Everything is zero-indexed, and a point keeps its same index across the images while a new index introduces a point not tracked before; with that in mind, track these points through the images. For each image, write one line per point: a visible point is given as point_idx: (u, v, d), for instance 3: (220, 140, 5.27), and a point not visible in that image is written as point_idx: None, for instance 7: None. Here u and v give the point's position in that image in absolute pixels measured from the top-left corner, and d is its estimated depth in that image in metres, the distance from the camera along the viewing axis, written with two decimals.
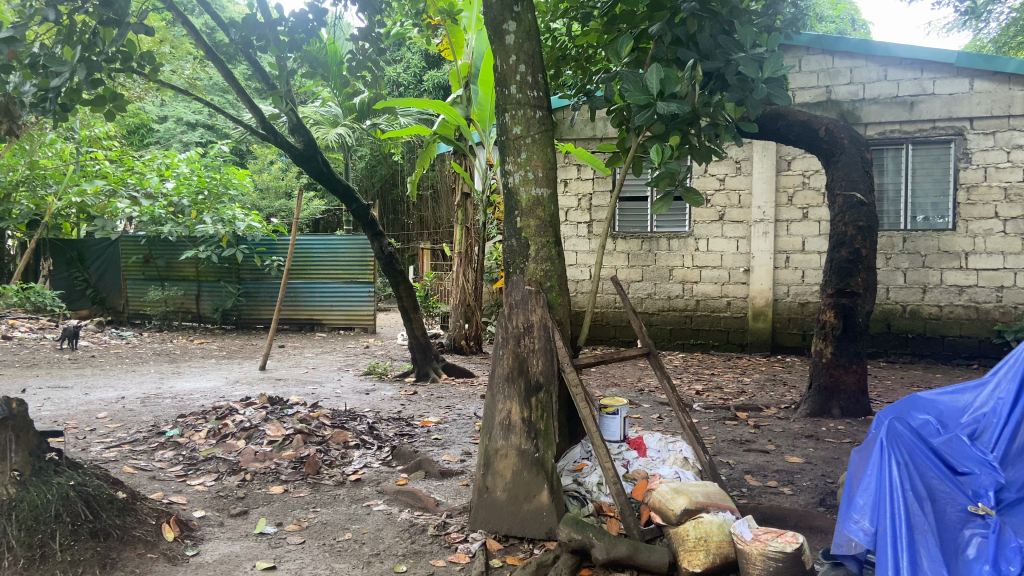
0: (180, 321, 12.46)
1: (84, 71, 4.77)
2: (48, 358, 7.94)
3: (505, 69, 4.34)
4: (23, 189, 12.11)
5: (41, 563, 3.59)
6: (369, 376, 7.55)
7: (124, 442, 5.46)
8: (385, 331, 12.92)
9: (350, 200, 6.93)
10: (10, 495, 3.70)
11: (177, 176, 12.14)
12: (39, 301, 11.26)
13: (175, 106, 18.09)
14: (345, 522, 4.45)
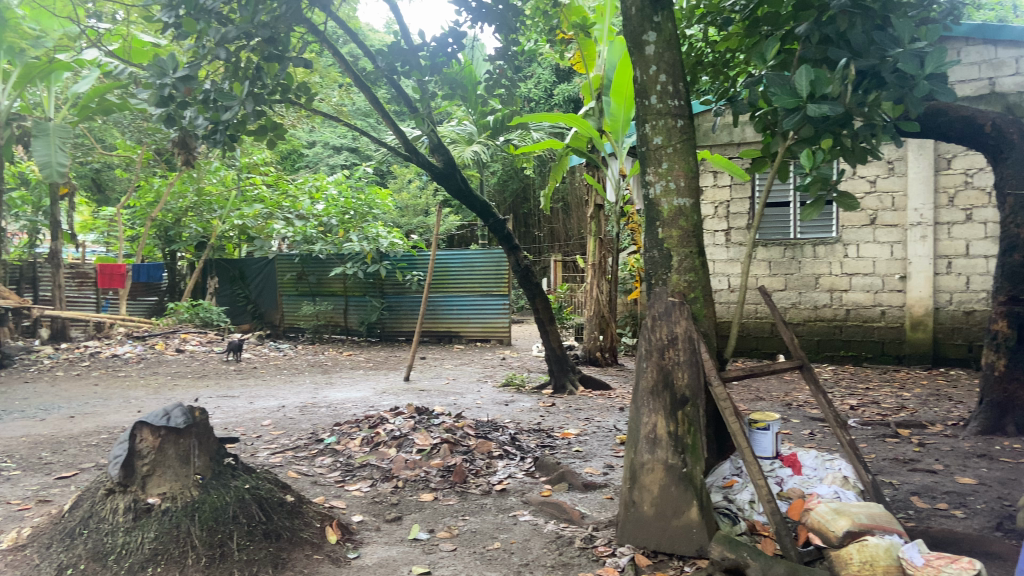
0: (330, 333, 13.07)
1: (252, 104, 5.19)
2: (217, 369, 8.61)
3: (646, 80, 4.32)
4: (192, 214, 13.39)
5: (221, 562, 3.87)
6: (508, 388, 7.67)
7: (288, 448, 5.83)
8: (519, 343, 13.09)
9: (487, 215, 7.07)
10: (194, 497, 4.06)
11: (326, 198, 12.99)
12: (207, 317, 12.13)
13: (322, 132, 19.13)
14: (494, 531, 4.54)
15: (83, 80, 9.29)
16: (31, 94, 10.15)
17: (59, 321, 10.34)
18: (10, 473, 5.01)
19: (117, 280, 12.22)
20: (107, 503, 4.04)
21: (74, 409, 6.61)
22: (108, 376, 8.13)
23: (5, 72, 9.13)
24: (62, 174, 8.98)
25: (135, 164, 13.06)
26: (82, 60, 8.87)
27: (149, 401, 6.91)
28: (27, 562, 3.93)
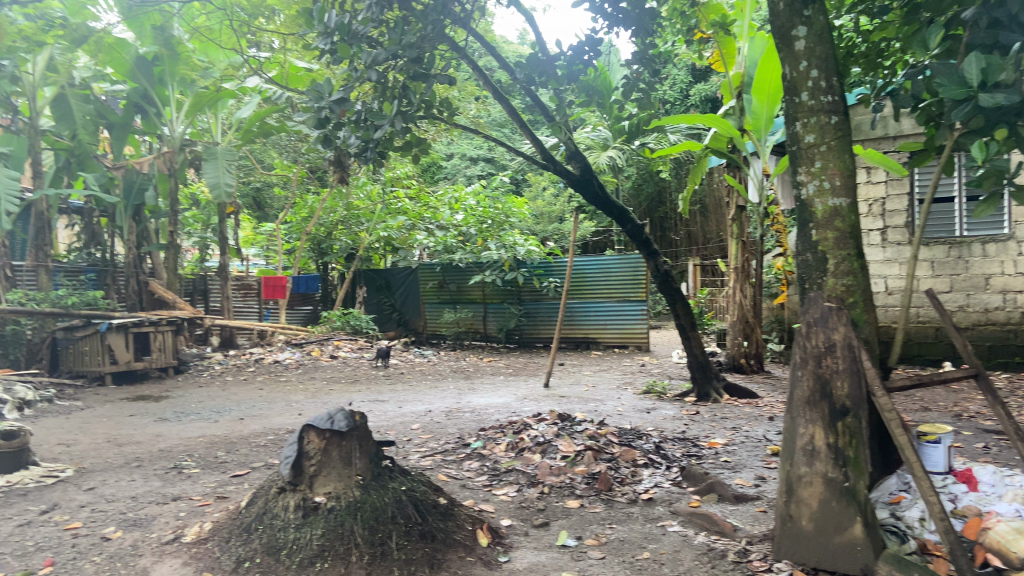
0: (470, 340, 13.37)
1: (401, 122, 5.40)
2: (368, 375, 9.05)
3: (796, 77, 4.14)
4: (342, 227, 14.18)
5: (382, 560, 4.06)
6: (648, 395, 7.57)
7: (437, 452, 6.04)
8: (658, 348, 12.89)
9: (624, 220, 7.01)
10: (356, 497, 4.29)
11: (465, 208, 13.42)
12: (357, 325, 12.76)
13: (458, 143, 19.66)
14: (642, 540, 4.48)
15: (246, 106, 10.05)
16: (200, 121, 11.11)
17: (227, 330, 11.25)
18: (191, 470, 5.48)
19: (278, 291, 13.05)
20: (279, 500, 4.33)
21: (243, 411, 7.15)
22: (271, 381, 8.74)
23: (178, 102, 10.00)
24: (229, 195, 9.78)
25: (290, 182, 13.99)
26: (245, 88, 9.59)
27: (308, 405, 7.36)
28: (210, 554, 4.24)
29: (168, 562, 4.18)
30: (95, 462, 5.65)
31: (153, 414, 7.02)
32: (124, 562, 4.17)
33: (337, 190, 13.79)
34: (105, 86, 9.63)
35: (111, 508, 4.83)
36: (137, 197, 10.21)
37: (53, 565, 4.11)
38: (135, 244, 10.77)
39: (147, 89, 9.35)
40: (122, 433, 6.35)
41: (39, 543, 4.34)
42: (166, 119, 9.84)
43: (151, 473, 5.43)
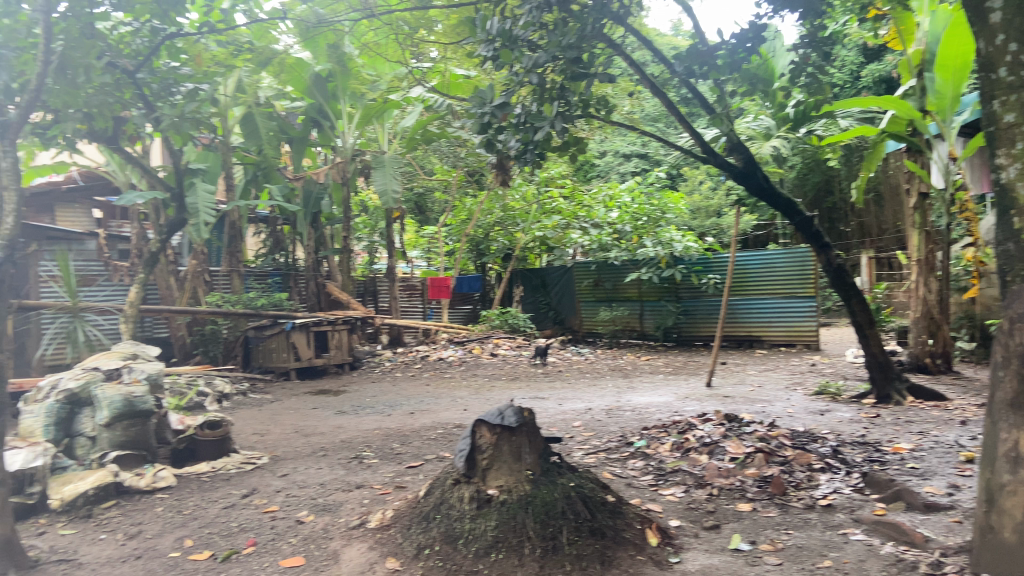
0: (627, 338, 13.28)
1: (561, 122, 5.45)
2: (527, 372, 9.24)
3: (991, 52, 3.49)
4: (499, 228, 14.57)
5: (554, 554, 4.10)
6: (821, 396, 7.19)
7: (600, 449, 6.06)
8: (830, 347, 12.18)
9: (792, 213, 6.69)
10: (527, 491, 4.37)
11: (620, 206, 13.36)
12: (515, 324, 13.02)
13: (611, 141, 19.43)
14: (822, 548, 4.26)
15: (409, 115, 10.51)
16: (368, 131, 11.79)
17: (395, 329, 11.88)
18: (371, 461, 5.83)
19: (443, 291, 13.56)
20: (455, 492, 4.51)
21: (413, 406, 7.52)
22: (437, 377, 9.14)
23: (349, 114, 10.67)
24: (396, 201, 10.31)
25: (449, 185, 14.51)
26: (409, 98, 10.01)
27: (473, 401, 7.62)
28: (393, 540, 4.49)
29: (355, 546, 4.47)
30: (286, 451, 6.14)
31: (333, 406, 7.55)
32: (317, 544, 4.51)
33: (493, 192, 14.21)
34: (286, 104, 10.45)
35: (303, 493, 5.24)
36: (314, 205, 11.11)
37: (255, 545, 4.53)
38: (313, 249, 11.68)
39: (321, 104, 9.99)
40: (308, 424, 6.87)
41: (242, 525, 4.79)
42: (339, 132, 10.59)
43: (336, 462, 5.84)
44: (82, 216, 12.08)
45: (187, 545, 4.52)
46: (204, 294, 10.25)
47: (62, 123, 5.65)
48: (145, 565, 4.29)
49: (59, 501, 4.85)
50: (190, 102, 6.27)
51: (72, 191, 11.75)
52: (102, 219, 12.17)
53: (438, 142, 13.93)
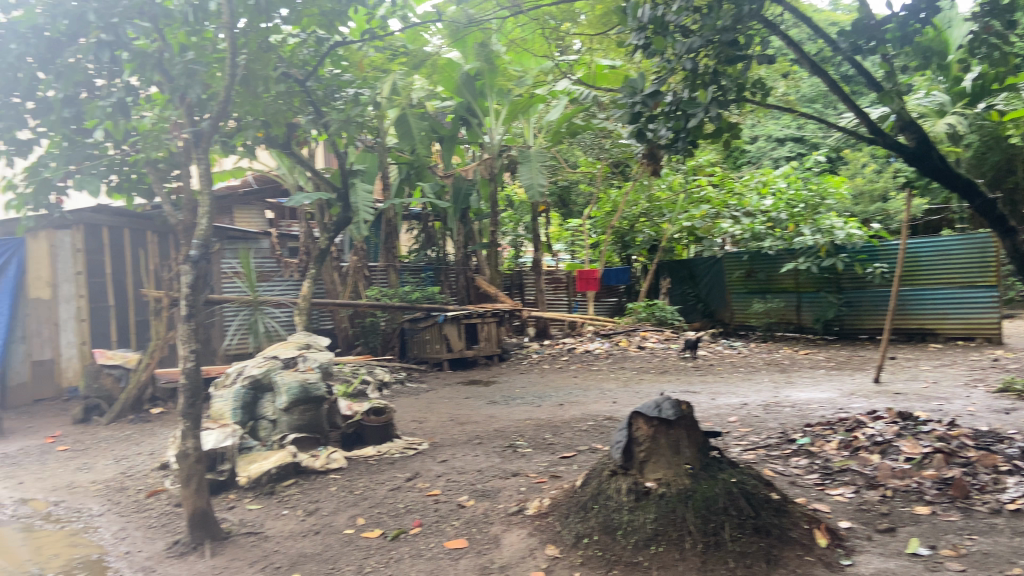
0: (783, 332, 12.78)
1: (716, 107, 5.29)
2: (677, 366, 9.09)
3: None
4: (645, 219, 14.37)
5: (716, 550, 3.98)
6: (1007, 394, 6.57)
7: (760, 446, 5.87)
8: (1015, 341, 11.09)
9: (971, 196, 6.12)
10: (686, 485, 4.27)
11: (775, 192, 12.96)
12: (663, 317, 12.75)
13: (764, 124, 18.41)
14: (1012, 555, 3.90)
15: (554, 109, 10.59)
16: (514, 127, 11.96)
17: (542, 321, 12.08)
18: (525, 450, 5.95)
19: (591, 283, 13.47)
20: (612, 483, 4.50)
21: (562, 397, 7.60)
22: (585, 369, 9.19)
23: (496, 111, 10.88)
24: (542, 194, 10.42)
25: (594, 178, 14.50)
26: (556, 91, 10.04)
27: (623, 394, 7.59)
28: (552, 528, 4.56)
29: (515, 532, 4.58)
30: (444, 438, 6.38)
31: (486, 397, 7.76)
32: (479, 528, 4.66)
33: (639, 183, 14.07)
34: (437, 104, 10.80)
35: (462, 479, 5.43)
36: (463, 202, 11.48)
37: (420, 526, 4.76)
38: (463, 244, 12.13)
39: (470, 103, 10.32)
40: (462, 413, 7.11)
41: (408, 506, 5.03)
42: (487, 129, 10.67)
43: (491, 450, 6.00)
44: (257, 217, 12.96)
45: (360, 523, 4.82)
46: (364, 289, 10.94)
47: (246, 130, 6.19)
48: (323, 540, 4.63)
49: (246, 477, 5.32)
50: (354, 106, 6.71)
51: (248, 194, 12.69)
52: (272, 220, 13.13)
53: (582, 134, 13.75)
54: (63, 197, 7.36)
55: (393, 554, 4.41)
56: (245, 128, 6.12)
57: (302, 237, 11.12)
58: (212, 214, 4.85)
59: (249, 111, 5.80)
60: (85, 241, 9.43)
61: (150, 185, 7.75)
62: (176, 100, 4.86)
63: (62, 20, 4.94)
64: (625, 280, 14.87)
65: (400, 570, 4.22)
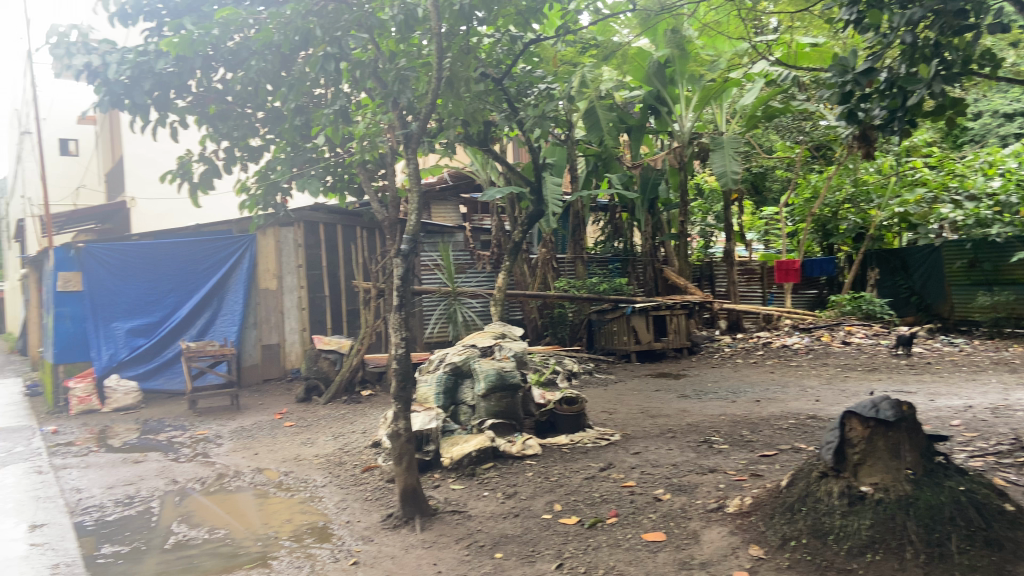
0: (1013, 328, 11.35)
1: (940, 84, 4.77)
2: (887, 363, 8.43)
3: None
4: (850, 206, 13.54)
5: (940, 562, 3.64)
6: None
7: (989, 453, 5.28)
8: None
9: None
10: (907, 492, 3.94)
11: (1004, 172, 11.58)
12: (870, 310, 11.84)
13: (990, 96, 16.43)
14: None
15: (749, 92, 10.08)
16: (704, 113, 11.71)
17: (734, 314, 11.71)
18: (721, 446, 5.79)
19: (790, 275, 12.80)
20: (821, 485, 4.25)
21: (759, 393, 7.32)
22: (782, 365, 8.80)
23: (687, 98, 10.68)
24: (736, 181, 10.10)
25: (791, 162, 13.66)
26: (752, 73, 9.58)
27: (826, 391, 7.17)
28: (755, 527, 4.37)
29: (715, 529, 4.45)
30: (636, 430, 6.38)
31: (677, 390, 7.65)
32: (677, 523, 4.60)
33: (843, 167, 13.27)
34: (625, 92, 10.60)
35: (657, 472, 5.39)
36: (652, 191, 11.47)
37: (617, 516, 4.77)
38: (651, 234, 12.05)
39: (660, 90, 10.09)
40: (653, 405, 7.06)
41: (604, 496, 5.08)
42: (676, 116, 10.53)
43: (686, 444, 5.91)
44: (451, 212, 13.60)
45: (557, 509, 4.94)
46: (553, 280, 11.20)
47: (448, 130, 6.53)
48: (523, 523, 4.79)
49: (449, 458, 5.64)
50: (547, 102, 6.80)
51: (444, 189, 13.35)
52: (466, 214, 13.70)
53: (779, 117, 12.91)
54: (287, 197, 8.16)
55: (590, 542, 4.47)
56: (447, 126, 6.45)
57: (495, 231, 11.60)
58: (421, 211, 5.14)
59: (451, 112, 6.11)
60: (304, 238, 10.47)
61: (360, 184, 8.40)
62: (390, 105, 5.20)
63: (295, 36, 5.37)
64: (829, 270, 13.55)
65: (599, 558, 4.27)
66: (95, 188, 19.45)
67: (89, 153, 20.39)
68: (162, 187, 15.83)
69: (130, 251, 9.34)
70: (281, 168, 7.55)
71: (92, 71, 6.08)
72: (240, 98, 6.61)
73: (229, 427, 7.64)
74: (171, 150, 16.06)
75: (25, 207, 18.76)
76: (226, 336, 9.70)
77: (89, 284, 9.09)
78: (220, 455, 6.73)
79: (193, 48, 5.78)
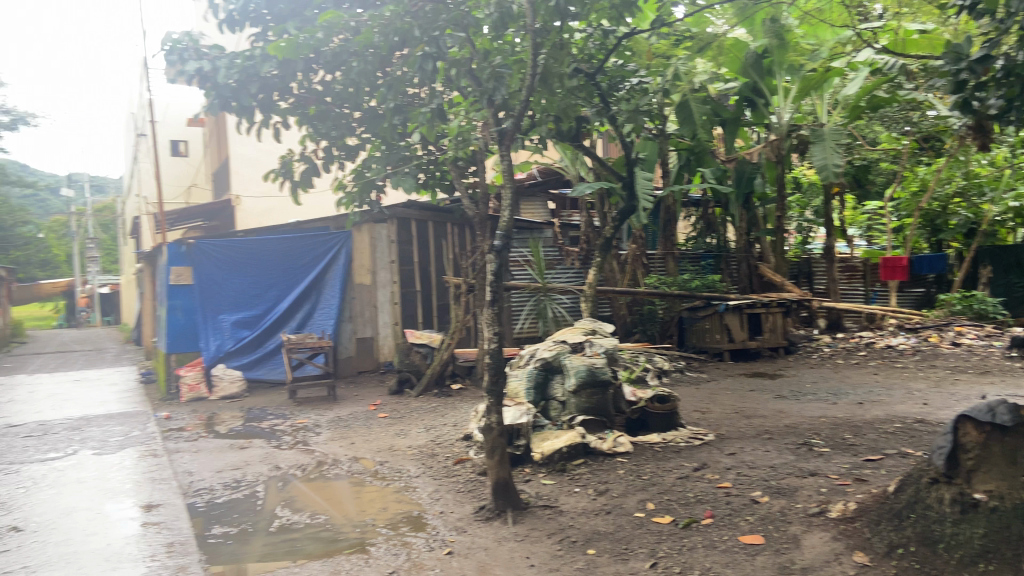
0: None
1: None
2: (1003, 366, 7.92)
3: None
4: (961, 199, 12.96)
5: None
6: None
7: None
8: None
9: None
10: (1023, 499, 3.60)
11: None
12: (983, 310, 11.16)
13: None
14: None
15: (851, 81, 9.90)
16: (804, 103, 11.22)
17: (834, 313, 11.29)
18: (821, 449, 5.60)
19: (897, 272, 12.16)
20: (932, 492, 3.95)
21: (861, 395, 7.03)
22: (886, 366, 8.41)
23: (785, 89, 10.44)
24: (837, 175, 9.75)
25: (898, 156, 12.84)
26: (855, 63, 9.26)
27: (934, 395, 6.81)
28: (860, 534, 4.17)
29: (817, 534, 4.27)
30: (730, 430, 6.24)
31: (773, 390, 7.45)
32: (776, 526, 4.46)
33: (954, 159, 12.63)
34: (720, 85, 10.41)
35: (754, 474, 5.26)
36: (747, 185, 11.00)
37: (713, 517, 4.68)
38: (746, 230, 11.77)
39: (756, 82, 9.77)
40: (748, 406, 6.90)
41: (699, 496, 4.99)
42: (774, 108, 10.40)
43: (784, 446, 5.74)
44: (540, 208, 13.64)
45: (650, 508, 4.89)
46: (643, 277, 11.09)
47: (541, 126, 6.55)
48: (615, 520, 4.76)
49: (540, 454, 5.67)
50: (641, 97, 6.71)
51: (533, 186, 13.39)
52: (554, 210, 13.71)
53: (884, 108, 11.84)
54: (381, 194, 8.34)
55: (686, 542, 4.40)
56: (540, 123, 6.47)
57: (584, 227, 11.57)
58: (514, 207, 5.17)
59: (544, 108, 6.11)
60: (397, 234, 10.72)
61: (451, 181, 8.52)
62: (485, 103, 5.29)
63: (394, 36, 5.49)
64: (940, 266, 13.09)
65: (694, 558, 4.20)
66: (203, 187, 20.49)
67: (198, 154, 21.49)
68: (264, 186, 16.54)
69: (231, 247, 9.79)
70: (376, 168, 7.72)
71: (203, 75, 6.26)
72: (338, 98, 6.82)
73: (327, 417, 7.92)
74: (272, 150, 16.74)
75: (141, 205, 19.97)
76: (324, 328, 10.05)
77: (199, 279, 9.61)
78: (319, 444, 6.99)
79: (297, 51, 5.98)
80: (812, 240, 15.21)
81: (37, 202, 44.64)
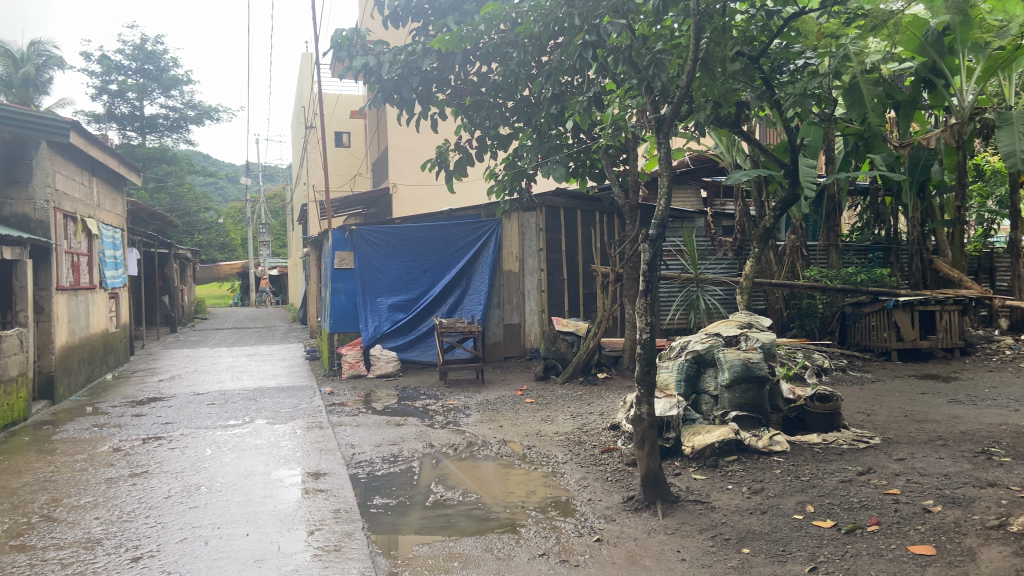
0: None
1: None
2: None
3: None
4: None
5: None
6: None
7: None
8: None
9: None
10: None
11: None
12: None
13: None
14: None
15: None
16: (989, 85, 10.41)
17: (1019, 313, 10.32)
18: (1002, 459, 5.12)
19: None
20: None
21: None
22: None
23: (968, 69, 9.57)
24: None
25: None
26: None
27: None
28: None
29: (996, 548, 3.89)
30: (898, 435, 5.84)
31: (946, 395, 6.89)
32: (950, 537, 4.12)
33: None
34: (894, 66, 9.53)
35: (926, 481, 4.88)
36: (924, 172, 10.27)
37: (879, 524, 4.40)
38: (919, 221, 10.96)
39: (936, 62, 9.07)
40: (918, 410, 6.43)
41: (864, 501, 4.71)
42: (955, 89, 9.57)
43: (959, 454, 5.30)
44: (692, 196, 13.36)
45: (810, 511, 4.66)
46: (802, 269, 10.63)
47: (699, 112, 6.35)
48: (772, 521, 4.59)
49: (691, 448, 5.57)
50: (811, 80, 6.34)
51: (685, 173, 13.10)
52: (707, 198, 13.37)
53: None
54: (532, 183, 8.43)
55: (848, 548, 4.17)
56: (699, 109, 6.28)
57: (738, 216, 11.19)
58: (670, 195, 4.99)
59: (704, 94, 5.94)
60: (546, 222, 10.78)
61: (602, 170, 8.47)
62: (645, 90, 5.17)
63: (554, 25, 5.57)
64: None
65: (858, 565, 3.96)
66: (363, 175, 21.65)
67: (360, 144, 22.72)
68: (420, 174, 17.23)
69: (390, 234, 10.30)
70: (528, 156, 7.80)
71: (368, 71, 6.72)
72: (494, 88, 7.03)
73: (476, 399, 8.17)
74: (428, 140, 17.40)
75: (308, 193, 21.39)
76: (473, 314, 10.34)
77: (359, 264, 10.25)
78: (469, 425, 7.21)
79: (460, 44, 6.19)
80: (995, 232, 13.93)
81: (218, 188, 48.98)
